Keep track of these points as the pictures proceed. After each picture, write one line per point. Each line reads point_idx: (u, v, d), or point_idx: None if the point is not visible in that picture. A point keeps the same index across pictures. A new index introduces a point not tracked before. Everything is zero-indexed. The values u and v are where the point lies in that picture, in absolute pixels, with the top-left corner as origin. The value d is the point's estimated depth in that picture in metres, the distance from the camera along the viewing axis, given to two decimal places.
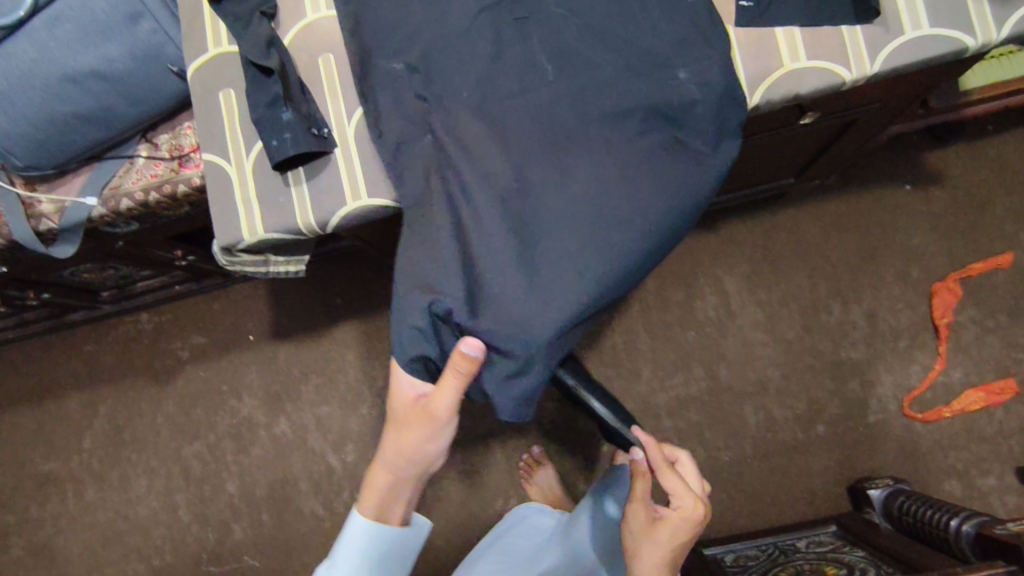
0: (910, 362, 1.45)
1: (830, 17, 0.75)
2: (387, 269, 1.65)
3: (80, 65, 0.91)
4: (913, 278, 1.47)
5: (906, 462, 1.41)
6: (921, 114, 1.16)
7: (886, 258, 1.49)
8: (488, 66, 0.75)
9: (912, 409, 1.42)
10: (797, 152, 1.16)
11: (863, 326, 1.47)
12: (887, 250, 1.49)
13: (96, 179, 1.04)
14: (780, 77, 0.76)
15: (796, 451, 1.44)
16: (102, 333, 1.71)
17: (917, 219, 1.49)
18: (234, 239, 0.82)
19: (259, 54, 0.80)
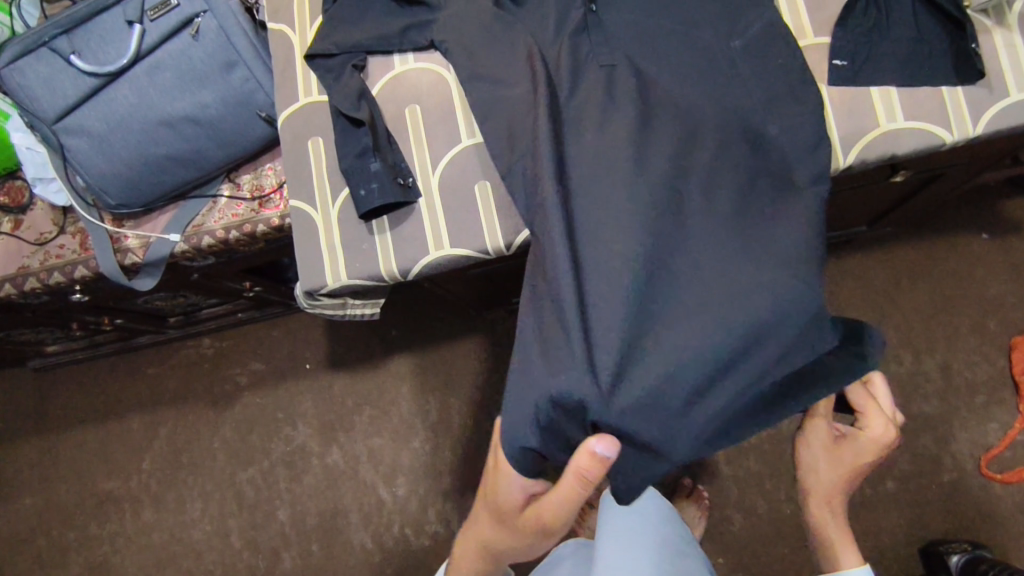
0: (987, 418, 1.38)
1: (929, 78, 0.74)
2: (444, 302, 1.66)
3: (176, 111, 0.95)
4: (991, 330, 1.41)
5: (984, 525, 1.33)
6: (1011, 164, 1.11)
7: (962, 308, 1.43)
8: (604, 127, 0.73)
9: (991, 469, 1.35)
10: (877, 202, 1.13)
11: (937, 379, 1.41)
12: (962, 300, 1.44)
13: (180, 217, 1.07)
14: (876, 137, 0.75)
15: (865, 508, 1.37)
16: (166, 356, 1.77)
17: (995, 269, 1.44)
18: (317, 284, 0.84)
19: (351, 106, 0.82)
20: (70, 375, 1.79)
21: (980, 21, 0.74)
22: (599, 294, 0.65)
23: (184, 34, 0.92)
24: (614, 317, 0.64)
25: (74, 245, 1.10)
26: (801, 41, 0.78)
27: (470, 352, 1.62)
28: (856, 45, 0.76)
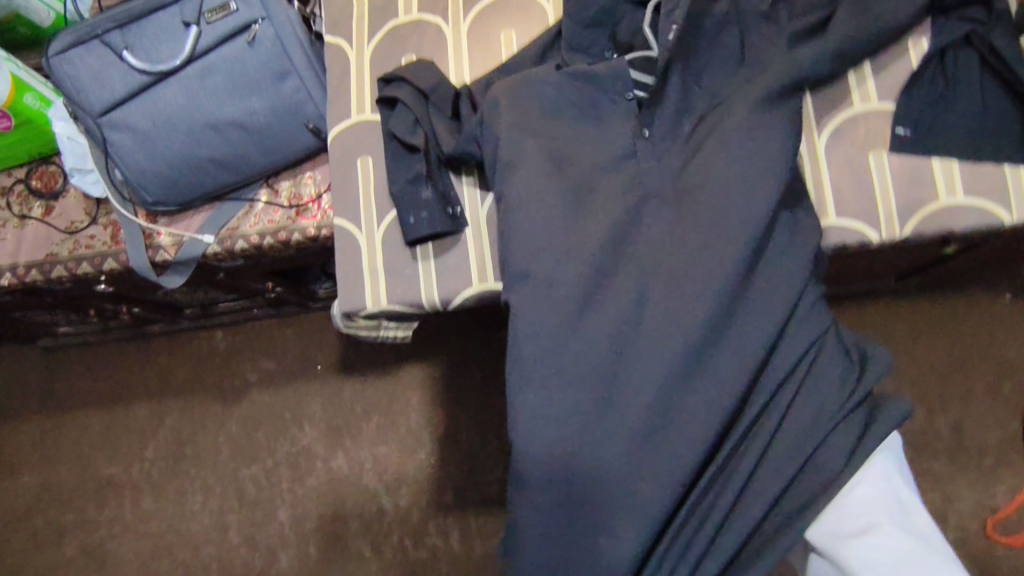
0: (995, 480, 1.38)
1: (991, 155, 0.74)
2: (458, 331, 1.64)
3: (224, 115, 0.94)
4: (1006, 394, 1.41)
5: None
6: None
7: (978, 370, 1.43)
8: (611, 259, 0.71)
9: (996, 532, 1.35)
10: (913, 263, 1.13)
11: (948, 437, 1.41)
12: (980, 363, 1.43)
13: (216, 218, 1.06)
14: (934, 210, 0.74)
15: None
16: (177, 345, 1.76)
17: (1015, 336, 1.44)
18: (356, 306, 0.83)
19: (410, 131, 0.81)
20: (80, 356, 1.78)
21: None
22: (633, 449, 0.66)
23: (240, 39, 0.91)
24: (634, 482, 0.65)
25: (105, 237, 1.09)
26: (863, 104, 0.77)
27: (483, 369, 1.61)
28: (920, 115, 0.76)
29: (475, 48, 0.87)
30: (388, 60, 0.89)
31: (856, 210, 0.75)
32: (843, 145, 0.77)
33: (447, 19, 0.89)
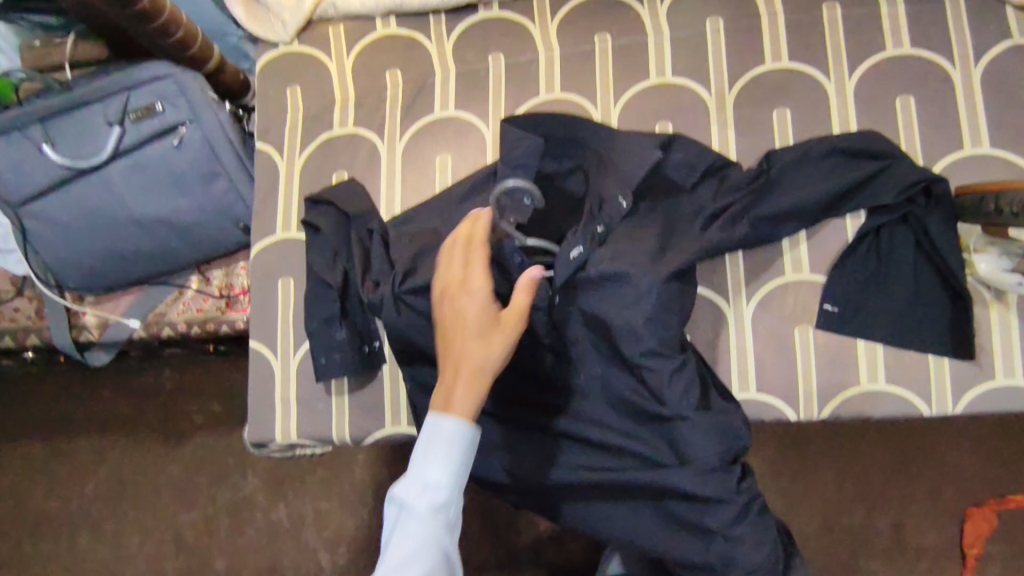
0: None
1: (918, 342, 0.72)
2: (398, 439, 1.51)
3: (149, 212, 0.91)
4: (943, 497, 1.21)
5: None
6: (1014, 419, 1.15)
7: (918, 470, 1.22)
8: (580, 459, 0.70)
9: None
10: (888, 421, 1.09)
11: (885, 538, 1.21)
12: (919, 462, 1.22)
13: (144, 302, 1.03)
14: (853, 395, 0.73)
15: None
16: (122, 381, 1.67)
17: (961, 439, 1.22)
18: (266, 436, 0.81)
19: (328, 268, 0.78)
20: (18, 384, 1.71)
21: (977, 291, 0.71)
22: None
23: (167, 139, 0.87)
24: None
25: (29, 310, 1.05)
26: (794, 274, 0.75)
27: None
28: (850, 292, 0.74)
29: (408, 170, 0.84)
30: (319, 175, 0.85)
31: (778, 387, 0.74)
32: (771, 315, 0.75)
33: (383, 136, 0.85)
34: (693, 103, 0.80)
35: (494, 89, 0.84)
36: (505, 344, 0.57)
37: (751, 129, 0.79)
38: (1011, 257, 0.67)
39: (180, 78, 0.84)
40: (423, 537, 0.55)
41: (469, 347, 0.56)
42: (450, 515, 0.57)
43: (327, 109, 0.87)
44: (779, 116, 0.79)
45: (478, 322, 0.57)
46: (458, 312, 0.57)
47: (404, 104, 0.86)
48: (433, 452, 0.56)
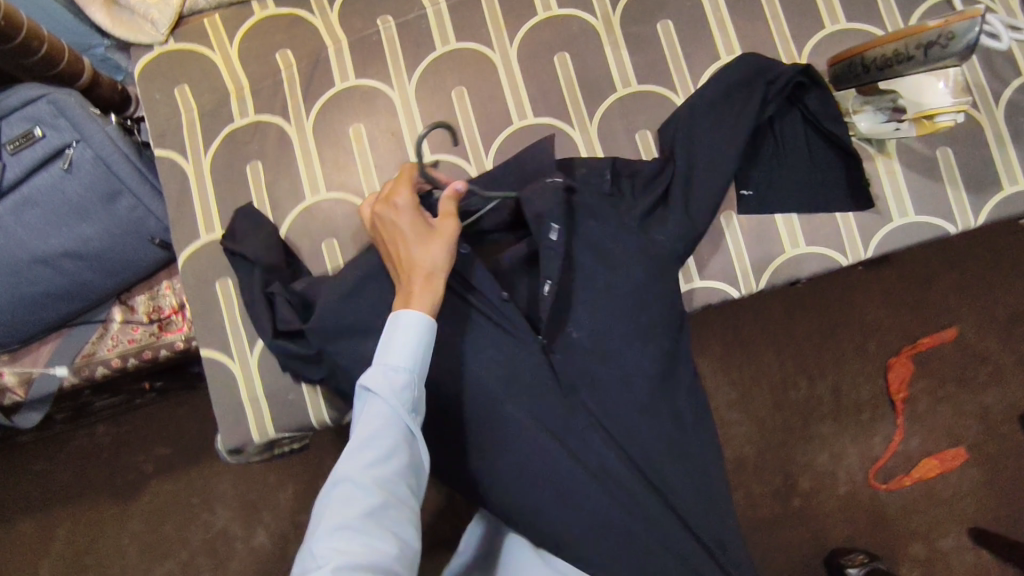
0: (870, 433, 1.31)
1: (824, 205, 0.80)
2: None
3: (52, 247, 0.85)
4: (869, 351, 1.34)
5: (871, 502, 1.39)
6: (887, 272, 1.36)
7: (845, 332, 1.34)
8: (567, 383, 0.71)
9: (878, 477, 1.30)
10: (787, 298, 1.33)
11: (828, 401, 1.32)
12: (844, 324, 1.34)
13: (67, 347, 0.96)
14: (781, 262, 0.80)
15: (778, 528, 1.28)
16: (52, 450, 1.44)
17: (874, 294, 1.35)
18: (241, 439, 0.79)
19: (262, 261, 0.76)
20: None
21: (864, 149, 0.80)
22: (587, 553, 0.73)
23: (54, 167, 0.82)
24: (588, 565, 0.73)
25: None
26: None
27: None
28: (758, 175, 0.80)
29: (323, 149, 0.83)
30: (231, 171, 0.83)
31: (717, 272, 0.80)
32: None
33: (288, 119, 0.84)
34: (584, 31, 0.84)
35: (390, 52, 0.84)
36: (441, 245, 0.62)
37: (641, 44, 0.84)
38: (882, 112, 0.75)
39: (53, 98, 0.79)
40: (382, 417, 0.57)
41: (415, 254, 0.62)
42: (409, 397, 0.58)
43: (222, 103, 0.84)
44: (663, 28, 0.84)
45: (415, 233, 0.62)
46: (391, 224, 0.63)
47: (302, 83, 0.84)
48: (397, 341, 0.59)
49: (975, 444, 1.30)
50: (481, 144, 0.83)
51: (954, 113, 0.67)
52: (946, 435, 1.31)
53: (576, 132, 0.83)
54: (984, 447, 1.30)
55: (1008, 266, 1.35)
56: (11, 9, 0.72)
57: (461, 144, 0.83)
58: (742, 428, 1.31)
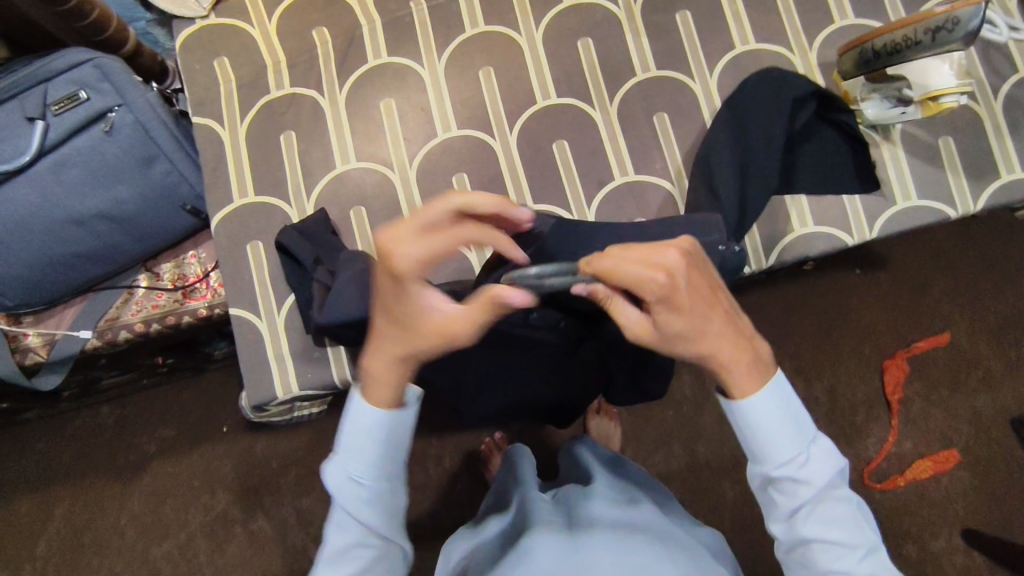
0: (867, 432, 1.34)
1: (833, 186, 0.83)
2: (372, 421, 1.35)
3: (87, 207, 0.88)
4: (865, 350, 1.36)
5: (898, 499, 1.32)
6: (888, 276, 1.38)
7: (842, 333, 1.36)
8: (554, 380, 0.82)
9: (872, 478, 1.32)
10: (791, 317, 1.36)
11: (826, 399, 1.35)
12: (841, 325, 1.37)
13: (91, 310, 0.98)
14: (791, 240, 0.84)
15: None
16: (57, 428, 1.41)
17: (871, 296, 1.37)
18: (266, 396, 0.81)
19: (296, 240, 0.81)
20: None
21: (869, 135, 0.84)
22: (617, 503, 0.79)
23: (95, 129, 0.85)
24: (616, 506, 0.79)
25: None
26: None
27: None
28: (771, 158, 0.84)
29: (354, 121, 0.87)
30: (265, 139, 0.86)
31: None
32: None
33: (322, 92, 0.87)
34: (607, 19, 0.89)
35: (422, 32, 0.89)
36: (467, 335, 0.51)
37: (661, 33, 0.88)
38: (888, 100, 0.79)
39: (99, 61, 0.83)
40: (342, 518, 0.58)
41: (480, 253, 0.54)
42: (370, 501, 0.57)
43: (259, 75, 0.87)
44: (681, 18, 0.88)
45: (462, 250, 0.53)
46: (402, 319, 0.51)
47: (337, 59, 0.88)
48: (355, 420, 0.56)
49: (970, 445, 1.33)
50: (506, 121, 0.87)
51: (958, 94, 0.72)
52: (939, 436, 1.33)
53: (597, 113, 0.87)
54: (979, 450, 1.32)
55: (1005, 271, 1.38)
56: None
57: (486, 121, 0.87)
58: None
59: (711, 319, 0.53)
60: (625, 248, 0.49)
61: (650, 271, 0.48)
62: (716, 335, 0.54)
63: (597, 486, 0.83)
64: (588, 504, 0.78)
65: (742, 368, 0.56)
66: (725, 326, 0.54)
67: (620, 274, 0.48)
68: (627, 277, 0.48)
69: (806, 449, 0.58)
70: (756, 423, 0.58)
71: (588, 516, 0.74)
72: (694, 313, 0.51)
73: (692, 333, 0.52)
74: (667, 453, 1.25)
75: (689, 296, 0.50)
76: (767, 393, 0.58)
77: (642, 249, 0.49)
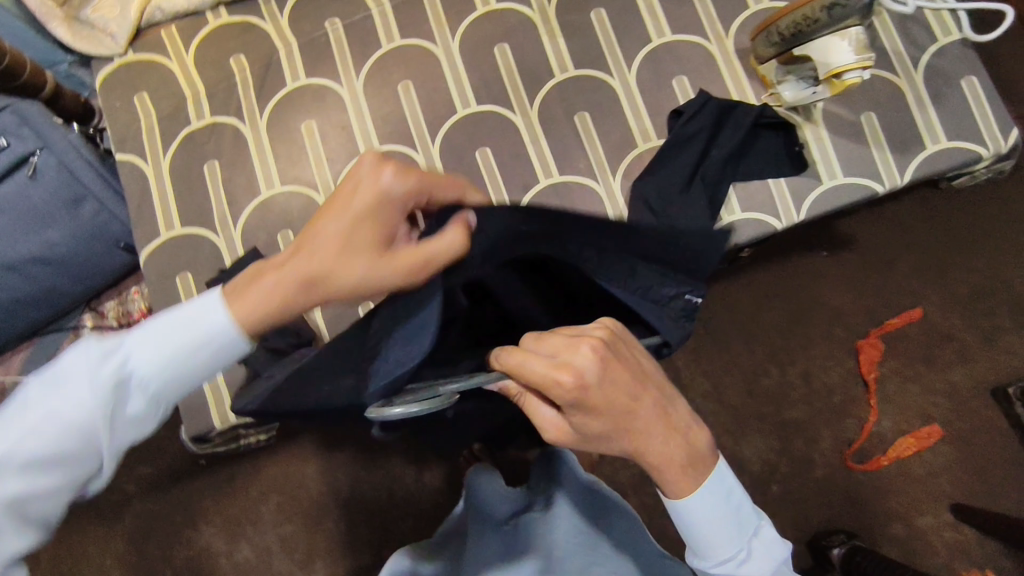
0: (844, 415, 1.29)
1: (757, 171, 0.83)
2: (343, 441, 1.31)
3: (19, 253, 0.88)
4: (836, 333, 1.31)
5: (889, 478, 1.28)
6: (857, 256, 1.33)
7: (813, 318, 1.31)
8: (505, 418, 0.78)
9: (852, 460, 1.28)
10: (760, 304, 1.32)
11: (800, 385, 1.30)
12: (814, 309, 1.32)
13: (37, 355, 0.97)
14: (719, 229, 0.83)
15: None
16: None
17: (839, 278, 1.32)
18: (204, 428, 0.81)
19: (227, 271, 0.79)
20: None
21: (791, 117, 0.84)
22: (575, 563, 0.77)
23: (19, 174, 0.86)
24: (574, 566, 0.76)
25: None
26: (646, 142, 0.86)
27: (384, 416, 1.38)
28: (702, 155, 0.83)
29: (277, 144, 0.87)
30: (189, 170, 0.86)
31: None
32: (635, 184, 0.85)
33: (243, 119, 0.87)
34: (521, 23, 0.89)
35: (339, 52, 0.89)
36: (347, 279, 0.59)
37: (577, 33, 0.88)
38: (805, 81, 0.80)
39: (17, 107, 0.84)
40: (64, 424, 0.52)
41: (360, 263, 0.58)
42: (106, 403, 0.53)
43: (180, 108, 0.88)
44: (596, 16, 0.88)
45: (372, 273, 0.57)
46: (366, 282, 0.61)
47: (256, 85, 0.88)
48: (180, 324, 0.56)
49: (952, 420, 1.28)
50: (428, 133, 0.87)
51: (858, 69, 0.71)
52: (919, 413, 1.28)
53: (518, 118, 0.87)
54: (959, 422, 1.28)
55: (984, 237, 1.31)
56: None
57: (409, 134, 0.87)
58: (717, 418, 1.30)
59: (632, 419, 0.56)
60: (536, 342, 0.54)
61: (560, 373, 0.52)
62: (642, 423, 0.56)
63: (557, 541, 0.79)
64: (543, 575, 0.76)
65: (671, 467, 0.59)
66: (653, 415, 0.57)
67: (522, 371, 0.52)
68: (527, 376, 0.52)
69: (744, 547, 0.61)
70: (694, 522, 0.61)
71: None
72: (616, 414, 0.55)
73: (617, 425, 0.56)
74: None
75: (608, 393, 0.54)
76: (706, 492, 0.60)
77: (550, 340, 0.54)
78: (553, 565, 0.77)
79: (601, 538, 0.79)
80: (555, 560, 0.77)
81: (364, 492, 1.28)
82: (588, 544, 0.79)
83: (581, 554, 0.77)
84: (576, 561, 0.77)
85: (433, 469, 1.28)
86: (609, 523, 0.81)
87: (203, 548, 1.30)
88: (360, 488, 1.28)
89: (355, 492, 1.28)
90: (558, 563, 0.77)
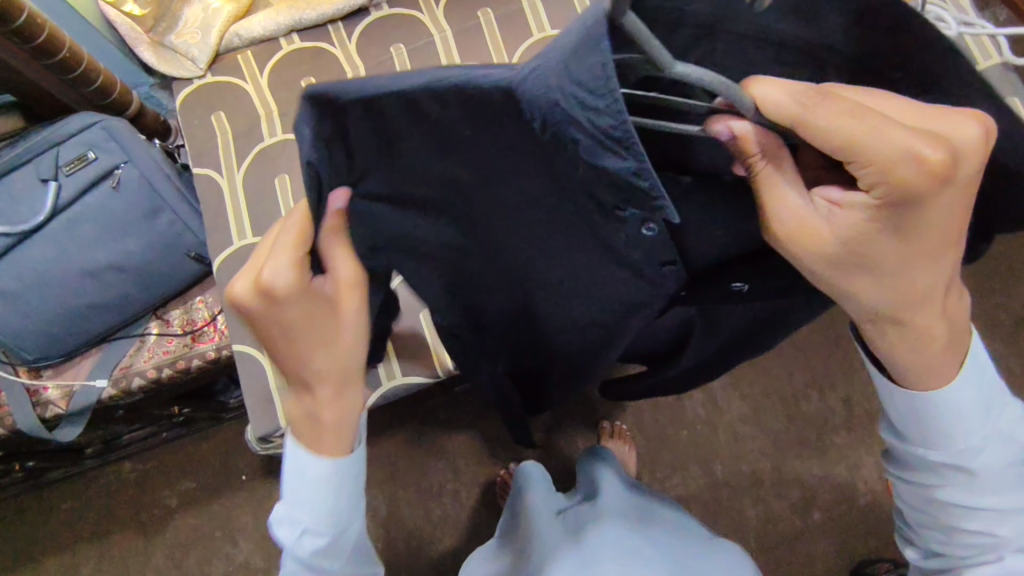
0: None
1: None
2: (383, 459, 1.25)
3: (99, 260, 0.93)
4: None
5: None
6: None
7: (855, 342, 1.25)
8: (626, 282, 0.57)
9: None
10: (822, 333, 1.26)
11: (841, 410, 1.24)
12: None
13: (106, 360, 0.99)
14: None
15: (800, 543, 1.20)
16: (84, 486, 1.35)
17: None
18: (270, 428, 0.84)
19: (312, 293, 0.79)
20: None
21: None
22: (636, 518, 0.79)
23: (103, 186, 0.92)
24: (632, 518, 0.79)
25: None
26: None
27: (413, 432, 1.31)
28: None
29: None
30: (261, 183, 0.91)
31: None
32: None
33: None
34: None
35: (402, 73, 0.94)
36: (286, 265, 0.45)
37: None
38: None
39: (106, 123, 0.91)
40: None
41: (292, 312, 0.48)
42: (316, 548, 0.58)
43: (252, 125, 0.93)
44: None
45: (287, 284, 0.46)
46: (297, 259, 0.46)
47: None
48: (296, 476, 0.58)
49: None
50: None
51: None
52: None
53: None
54: None
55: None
56: (55, 28, 0.83)
57: None
58: (759, 442, 1.24)
59: (919, 257, 0.43)
60: (868, 122, 0.36)
61: (920, 144, 0.37)
62: (920, 285, 0.45)
63: (609, 493, 0.83)
64: (609, 515, 0.78)
65: (917, 344, 0.50)
66: (940, 279, 0.45)
67: (813, 125, 0.36)
68: (828, 134, 0.36)
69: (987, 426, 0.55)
70: (950, 407, 0.53)
71: (603, 537, 0.73)
72: (913, 248, 0.43)
73: (886, 260, 0.43)
74: (685, 476, 1.24)
75: (938, 211, 0.40)
76: (960, 375, 0.53)
77: (873, 119, 0.36)
78: (614, 512, 0.79)
79: (656, 509, 0.84)
80: (615, 505, 0.81)
81: (404, 508, 1.23)
82: (643, 510, 0.82)
83: (640, 514, 0.81)
84: (632, 515, 0.80)
85: (471, 490, 1.23)
86: (660, 504, 0.86)
87: (245, 564, 1.29)
88: (399, 505, 1.24)
89: (394, 512, 1.23)
90: (617, 510, 0.79)
